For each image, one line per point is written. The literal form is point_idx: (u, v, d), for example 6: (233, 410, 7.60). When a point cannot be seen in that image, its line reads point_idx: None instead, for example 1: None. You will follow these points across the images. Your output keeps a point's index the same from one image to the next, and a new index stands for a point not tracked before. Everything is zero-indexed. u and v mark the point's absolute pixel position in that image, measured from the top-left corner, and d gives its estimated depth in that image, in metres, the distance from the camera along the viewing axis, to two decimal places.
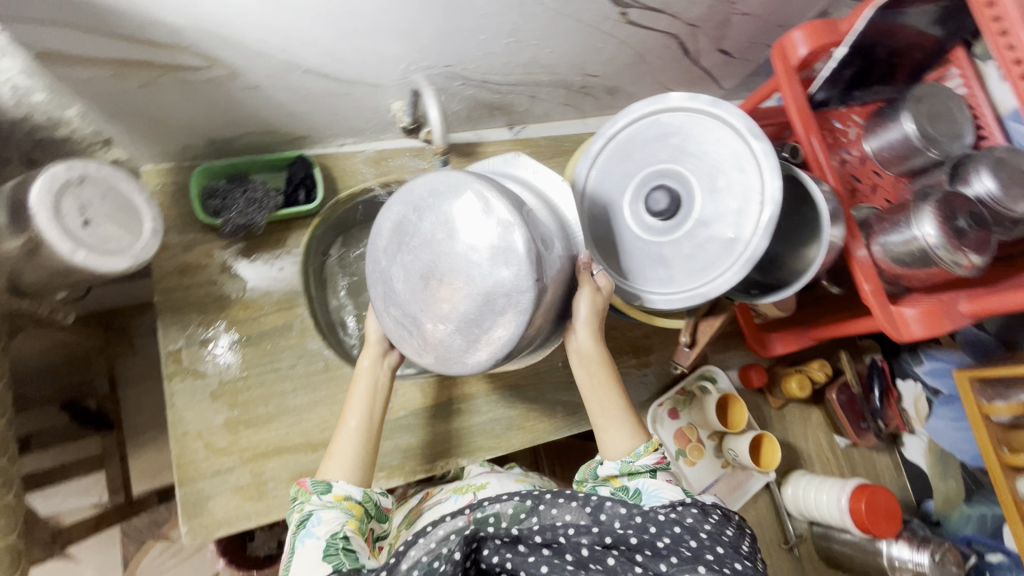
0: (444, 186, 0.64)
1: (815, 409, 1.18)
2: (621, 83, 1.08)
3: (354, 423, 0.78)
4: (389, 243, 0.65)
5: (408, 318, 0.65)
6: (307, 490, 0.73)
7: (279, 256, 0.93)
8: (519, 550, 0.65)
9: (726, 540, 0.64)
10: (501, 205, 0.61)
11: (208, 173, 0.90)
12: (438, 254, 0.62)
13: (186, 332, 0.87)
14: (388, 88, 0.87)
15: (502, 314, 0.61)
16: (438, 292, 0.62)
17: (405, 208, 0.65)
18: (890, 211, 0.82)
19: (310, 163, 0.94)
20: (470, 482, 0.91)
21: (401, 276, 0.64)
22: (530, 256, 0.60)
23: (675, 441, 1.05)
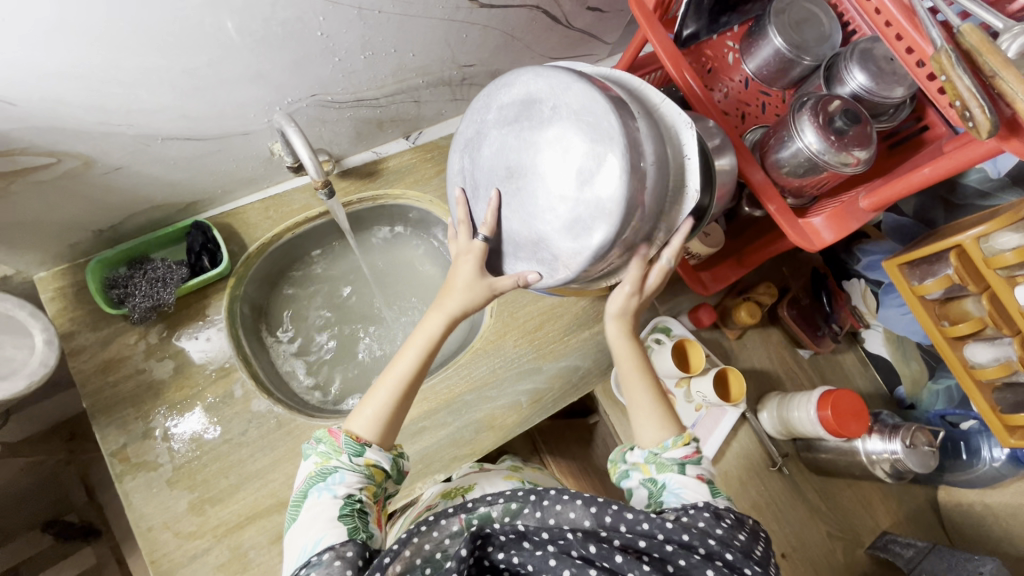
0: (597, 116, 0.58)
1: (773, 329, 1.20)
2: (502, 66, 1.06)
3: (398, 371, 0.70)
4: (510, 110, 0.62)
5: (471, 177, 0.67)
6: (337, 445, 0.65)
7: (204, 327, 0.91)
8: (526, 547, 0.60)
9: (737, 544, 0.61)
10: (618, 194, 0.57)
11: (104, 265, 0.88)
12: (529, 165, 0.60)
13: (125, 429, 0.85)
14: (260, 132, 0.85)
15: (536, 263, 0.64)
16: (506, 195, 0.63)
17: (551, 95, 0.60)
18: (776, 126, 0.82)
19: (206, 227, 0.91)
20: (457, 485, 0.88)
21: (493, 146, 0.63)
22: (595, 252, 0.59)
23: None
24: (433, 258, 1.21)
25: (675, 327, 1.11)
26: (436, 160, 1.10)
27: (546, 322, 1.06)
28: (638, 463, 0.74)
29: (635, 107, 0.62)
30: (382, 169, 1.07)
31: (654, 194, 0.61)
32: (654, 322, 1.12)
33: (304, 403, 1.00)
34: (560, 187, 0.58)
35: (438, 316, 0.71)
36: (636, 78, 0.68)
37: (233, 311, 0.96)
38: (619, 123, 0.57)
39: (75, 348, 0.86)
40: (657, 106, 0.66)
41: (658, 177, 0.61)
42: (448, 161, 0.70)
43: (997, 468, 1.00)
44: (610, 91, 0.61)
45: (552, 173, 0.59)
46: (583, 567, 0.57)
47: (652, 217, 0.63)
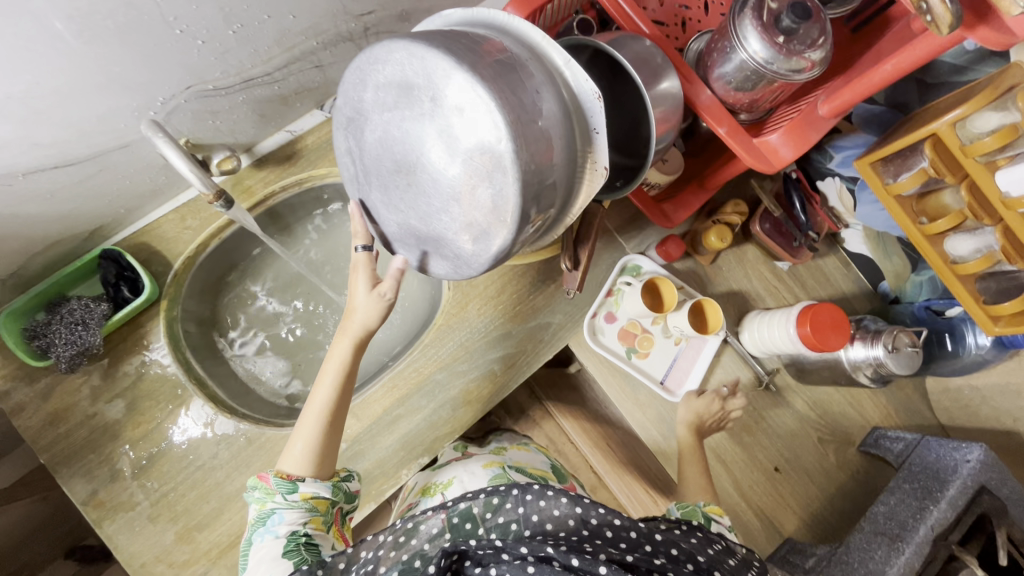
0: (478, 111, 0.52)
1: (748, 245, 1.15)
2: (410, 5, 0.92)
3: (319, 402, 0.73)
4: (388, 93, 0.55)
5: (360, 162, 0.61)
6: (269, 488, 0.70)
7: (145, 357, 0.87)
8: (506, 559, 0.59)
9: (725, 565, 0.67)
10: (511, 200, 0.54)
11: (18, 314, 0.80)
12: (417, 162, 0.56)
13: (92, 476, 0.82)
14: (141, 142, 0.76)
15: (443, 257, 0.62)
16: (400, 189, 0.59)
17: (428, 80, 0.53)
18: (718, 32, 0.71)
19: (119, 253, 0.84)
20: (437, 481, 0.90)
21: (376, 133, 0.57)
22: (495, 253, 0.58)
23: (620, 341, 1.04)
24: None
25: (648, 264, 1.05)
26: None
27: (506, 285, 1.01)
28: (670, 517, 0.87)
29: (534, 84, 0.55)
30: (300, 149, 0.97)
31: (556, 182, 0.58)
32: (626, 259, 1.05)
33: (275, 412, 0.98)
34: (452, 189, 0.55)
35: (344, 341, 0.73)
36: (539, 30, 0.58)
37: (175, 332, 0.90)
38: (506, 118, 0.52)
39: (15, 406, 0.82)
40: (560, 69, 0.58)
41: (559, 163, 0.57)
42: (333, 137, 0.64)
43: (982, 354, 0.99)
44: (496, 67, 0.53)
45: (442, 172, 0.55)
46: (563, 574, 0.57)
47: (556, 203, 0.61)
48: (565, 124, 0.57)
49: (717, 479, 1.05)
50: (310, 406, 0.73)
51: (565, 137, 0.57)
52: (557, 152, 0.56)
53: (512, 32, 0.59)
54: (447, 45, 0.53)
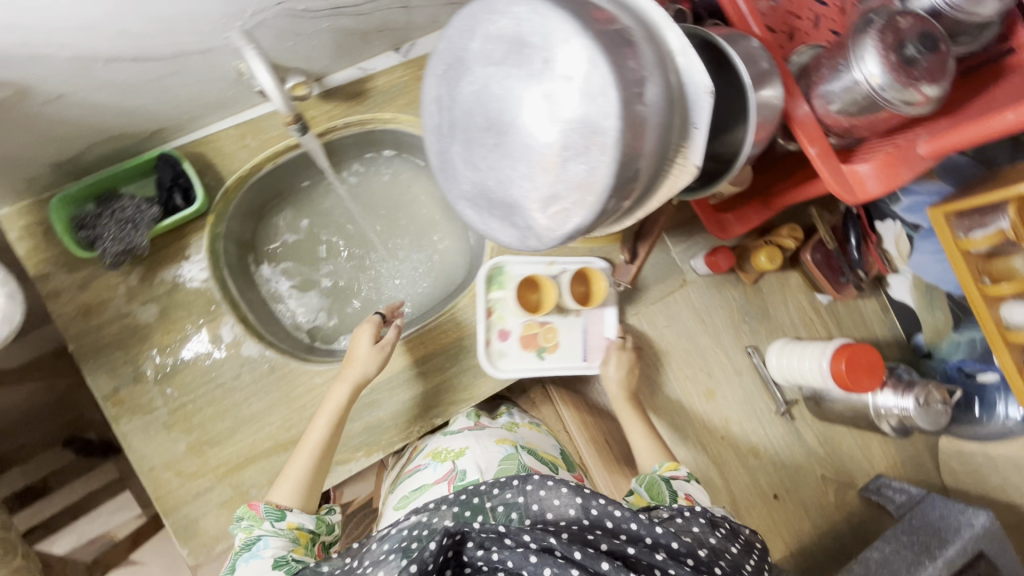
0: (591, 83, 0.51)
1: (792, 272, 1.13)
2: None
3: (311, 440, 0.81)
4: (496, 46, 0.54)
5: (447, 112, 0.59)
6: (257, 515, 0.74)
7: (182, 267, 0.86)
8: (507, 544, 0.61)
9: (728, 556, 0.68)
10: (602, 179, 0.53)
11: (68, 201, 0.80)
12: (511, 123, 0.54)
13: (117, 373, 0.83)
14: (222, 49, 0.74)
15: (509, 226, 0.60)
16: (484, 147, 0.57)
17: (544, 41, 0.52)
18: (830, 49, 0.69)
19: (176, 161, 0.83)
20: (449, 446, 0.91)
21: (474, 86, 0.56)
22: (568, 230, 0.57)
23: (526, 349, 0.97)
24: (429, 188, 1.13)
25: (512, 265, 0.98)
26: None
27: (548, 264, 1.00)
28: (635, 497, 0.82)
29: (644, 66, 0.53)
30: (370, 88, 0.95)
31: (646, 172, 0.57)
32: (488, 266, 0.97)
33: (298, 344, 0.98)
34: (543, 158, 0.54)
35: (343, 385, 0.84)
36: (661, 11, 0.56)
37: (216, 247, 0.90)
38: (617, 96, 0.51)
39: (51, 291, 0.82)
40: (673, 56, 0.56)
41: (653, 154, 0.56)
42: (423, 82, 0.61)
43: (1008, 425, 0.99)
44: (615, 43, 0.52)
45: (535, 138, 0.53)
46: (565, 566, 0.59)
47: (638, 193, 0.59)
48: (668, 114, 0.56)
49: (716, 499, 1.05)
50: (304, 446, 0.81)
51: (665, 126, 0.56)
52: (654, 142, 0.55)
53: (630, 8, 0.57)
54: (570, 9, 0.51)
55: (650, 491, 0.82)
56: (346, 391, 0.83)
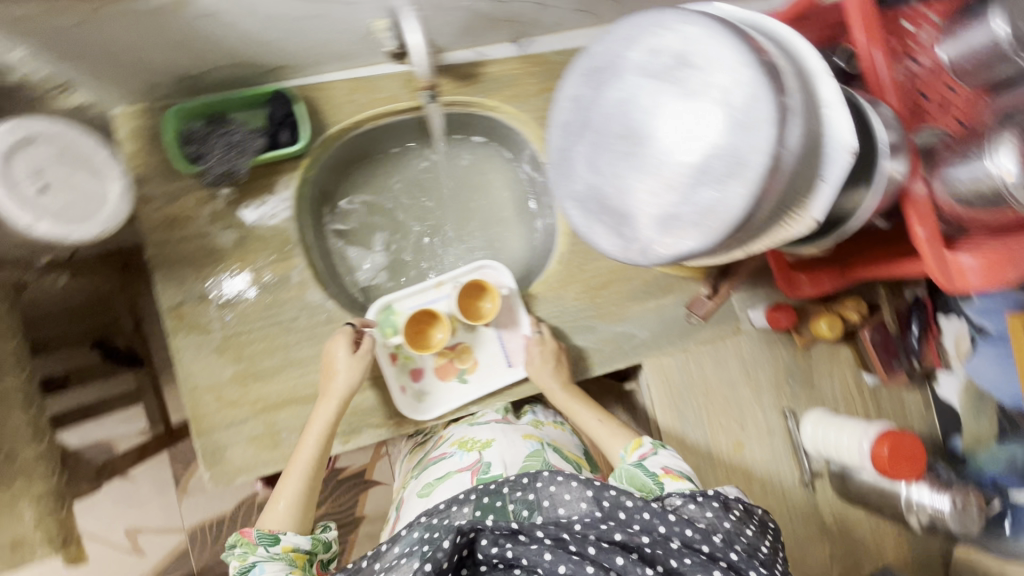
0: (747, 116, 0.51)
1: (844, 347, 1.12)
2: None
3: (301, 460, 0.80)
4: (657, 59, 0.54)
5: (584, 111, 0.60)
6: (251, 541, 0.70)
7: (267, 201, 0.87)
8: (520, 540, 0.64)
9: (744, 539, 0.68)
10: (730, 210, 0.53)
11: (182, 116, 0.84)
12: (653, 136, 0.55)
13: (184, 288, 0.85)
14: (366, 4, 0.76)
15: (616, 235, 0.61)
16: (615, 153, 0.58)
17: (709, 65, 0.52)
18: (962, 138, 0.69)
19: (290, 100, 0.86)
20: (475, 437, 0.91)
21: (620, 94, 0.57)
22: (677, 252, 0.58)
23: (445, 378, 0.98)
24: (507, 181, 1.13)
25: (399, 300, 0.97)
26: (541, 76, 0.98)
27: (611, 281, 1.01)
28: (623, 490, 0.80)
29: (798, 109, 0.54)
30: (483, 72, 0.96)
31: (768, 214, 0.57)
32: (376, 313, 0.96)
33: (353, 303, 0.99)
34: (676, 177, 0.54)
35: (329, 403, 0.82)
36: (822, 61, 0.56)
37: (303, 191, 0.92)
38: (770, 134, 0.51)
39: (143, 195, 0.84)
40: (823, 108, 0.56)
41: (780, 198, 0.56)
42: (564, 78, 0.62)
43: None
44: (777, 82, 0.52)
45: (674, 156, 0.54)
46: (580, 563, 0.61)
47: (752, 232, 0.59)
48: (805, 163, 0.56)
49: None
50: (295, 465, 0.79)
51: (799, 174, 0.56)
52: (786, 186, 0.56)
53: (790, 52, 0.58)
54: (743, 40, 0.52)
55: (632, 481, 0.80)
56: (333, 409, 0.82)
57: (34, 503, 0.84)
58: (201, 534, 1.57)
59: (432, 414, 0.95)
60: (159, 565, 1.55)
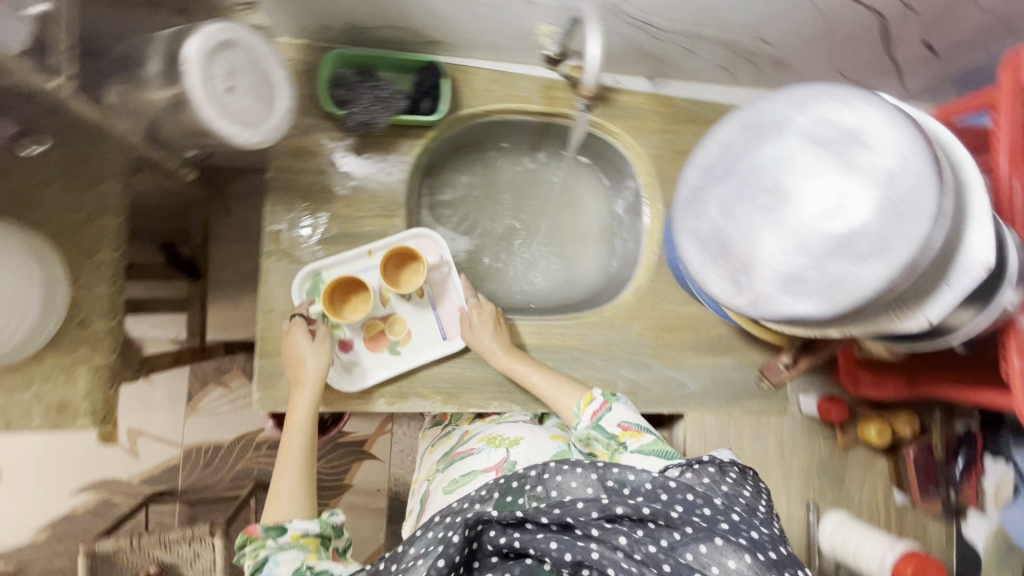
0: (902, 204, 0.53)
1: (882, 458, 1.11)
2: (791, 57, 0.96)
3: (291, 452, 0.78)
4: (826, 129, 0.57)
5: (733, 156, 0.62)
6: (257, 538, 0.68)
7: (388, 160, 0.92)
8: (528, 528, 0.60)
9: (743, 500, 0.64)
10: (857, 288, 0.55)
11: (339, 60, 0.88)
12: (801, 197, 0.56)
13: (290, 215, 0.88)
14: (544, 8, 0.80)
15: (728, 280, 0.62)
16: (754, 202, 0.59)
17: (877, 148, 0.55)
18: None
19: (440, 74, 0.91)
20: (504, 434, 0.88)
21: (776, 152, 0.58)
22: (788, 312, 0.59)
23: (375, 351, 0.91)
24: (599, 205, 1.15)
25: (328, 268, 0.89)
26: (667, 117, 1.02)
27: (677, 326, 1.02)
28: (590, 450, 0.82)
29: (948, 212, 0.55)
30: (615, 98, 1.00)
31: (885, 301, 0.58)
32: (303, 278, 0.88)
33: None
34: (812, 241, 0.56)
35: (306, 390, 0.82)
36: (978, 175, 0.58)
37: (420, 159, 0.95)
38: (920, 227, 0.53)
39: None
40: (969, 218, 0.58)
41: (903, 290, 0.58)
42: (719, 122, 0.65)
43: None
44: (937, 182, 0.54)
45: (818, 221, 0.56)
46: (585, 548, 0.58)
47: (862, 315, 0.60)
48: (935, 264, 0.58)
49: None
50: (285, 455, 0.78)
51: (928, 272, 0.58)
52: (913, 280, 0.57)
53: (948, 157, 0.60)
54: (916, 134, 0.54)
55: (596, 442, 0.81)
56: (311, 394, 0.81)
57: (90, 374, 0.87)
58: (196, 454, 1.58)
59: (371, 384, 0.90)
60: (149, 471, 1.57)
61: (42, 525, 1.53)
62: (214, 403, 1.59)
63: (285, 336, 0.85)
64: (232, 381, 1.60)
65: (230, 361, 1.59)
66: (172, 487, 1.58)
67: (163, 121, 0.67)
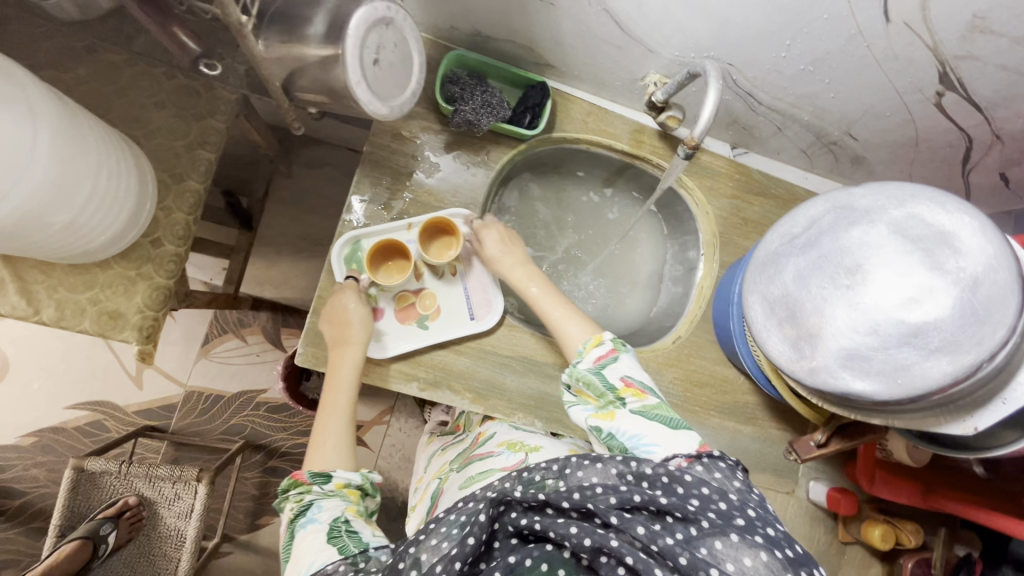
0: (976, 312, 0.56)
1: (878, 565, 1.10)
2: (871, 157, 1.00)
3: (334, 404, 0.80)
4: (916, 227, 0.60)
5: (819, 231, 0.65)
6: (305, 482, 0.70)
7: (477, 163, 0.96)
8: (547, 513, 0.55)
9: (757, 498, 0.60)
10: (915, 379, 0.58)
11: (456, 60, 0.92)
12: (880, 283, 0.59)
13: (374, 190, 0.92)
14: (660, 58, 0.86)
15: (789, 344, 0.65)
16: (832, 277, 0.62)
17: (963, 256, 0.58)
18: None
19: (547, 94, 0.95)
20: (523, 441, 0.87)
21: (863, 237, 0.61)
22: (842, 387, 0.61)
23: (404, 322, 0.92)
24: (654, 252, 1.19)
25: (369, 236, 0.91)
26: (740, 185, 1.06)
27: (708, 385, 1.03)
28: (576, 391, 0.76)
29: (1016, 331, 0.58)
30: (697, 156, 1.04)
31: (936, 400, 0.61)
32: (343, 244, 0.90)
33: None
34: (883, 326, 0.58)
35: (350, 349, 0.84)
36: None
37: (503, 168, 1.00)
38: (988, 338, 0.56)
39: None
40: None
41: (956, 393, 0.60)
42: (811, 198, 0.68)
43: None
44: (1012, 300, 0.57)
45: (892, 309, 0.58)
46: (605, 535, 0.53)
47: (910, 407, 0.63)
48: (992, 375, 0.60)
49: None
50: (332, 406, 0.79)
51: (983, 382, 0.60)
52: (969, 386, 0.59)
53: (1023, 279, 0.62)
54: (1001, 252, 0.58)
55: (589, 386, 0.74)
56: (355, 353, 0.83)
57: (148, 291, 0.90)
58: (196, 398, 1.59)
59: (393, 356, 0.90)
60: (147, 404, 1.57)
61: (29, 431, 1.53)
62: (226, 353, 1.60)
63: (333, 294, 0.87)
64: (250, 335, 1.62)
65: (253, 316, 1.61)
66: (164, 425, 1.57)
67: (300, 75, 0.71)
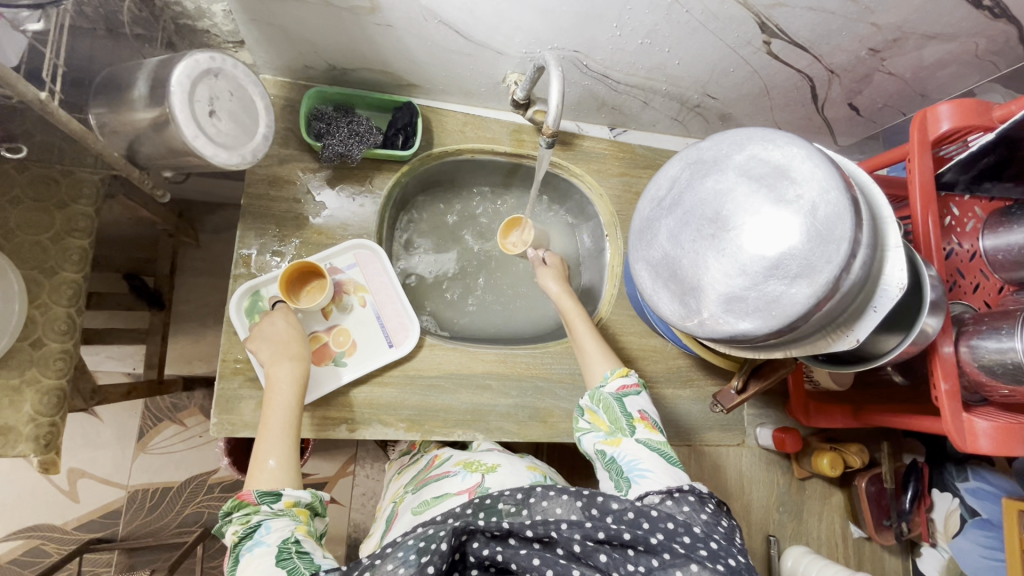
0: (824, 232, 0.60)
1: (838, 492, 1.14)
2: (735, 113, 1.06)
3: (274, 424, 0.74)
4: (758, 166, 0.63)
5: (679, 191, 0.67)
6: (250, 505, 0.66)
7: (362, 193, 0.96)
8: (510, 544, 0.56)
9: (722, 530, 0.62)
10: (790, 306, 0.60)
11: (317, 97, 0.92)
12: (738, 226, 0.61)
13: (261, 240, 0.90)
14: (511, 58, 0.89)
15: (677, 302, 0.67)
16: (697, 231, 0.64)
17: (803, 183, 0.61)
18: (990, 313, 0.76)
19: (415, 112, 0.96)
20: (480, 460, 0.87)
21: (716, 185, 0.64)
22: (730, 329, 0.63)
23: (318, 363, 0.89)
24: (566, 242, 1.21)
25: (267, 284, 0.89)
26: (626, 163, 1.09)
27: (639, 358, 1.05)
28: (592, 416, 0.80)
29: (864, 241, 0.62)
30: (579, 144, 1.07)
31: (816, 321, 0.64)
32: (240, 295, 0.87)
33: None
34: (750, 264, 0.61)
35: (285, 365, 0.79)
36: (891, 209, 0.65)
37: (392, 193, 0.99)
38: (840, 253, 0.59)
39: None
40: (886, 247, 0.64)
41: (831, 311, 0.63)
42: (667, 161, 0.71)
43: None
44: (854, 212, 0.61)
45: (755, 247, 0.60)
46: (566, 566, 0.56)
47: (798, 334, 0.66)
48: (859, 286, 0.63)
49: None
50: (272, 422, 0.74)
51: (853, 294, 0.63)
52: (840, 301, 0.63)
53: (866, 192, 0.67)
54: (832, 171, 0.62)
55: (605, 411, 0.78)
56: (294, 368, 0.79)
57: (37, 397, 0.84)
58: (141, 497, 1.49)
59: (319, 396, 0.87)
60: (87, 516, 1.47)
61: None
62: (166, 442, 1.52)
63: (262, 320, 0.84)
64: (188, 418, 1.54)
65: (187, 398, 1.54)
66: (112, 534, 1.47)
67: (142, 140, 0.70)
